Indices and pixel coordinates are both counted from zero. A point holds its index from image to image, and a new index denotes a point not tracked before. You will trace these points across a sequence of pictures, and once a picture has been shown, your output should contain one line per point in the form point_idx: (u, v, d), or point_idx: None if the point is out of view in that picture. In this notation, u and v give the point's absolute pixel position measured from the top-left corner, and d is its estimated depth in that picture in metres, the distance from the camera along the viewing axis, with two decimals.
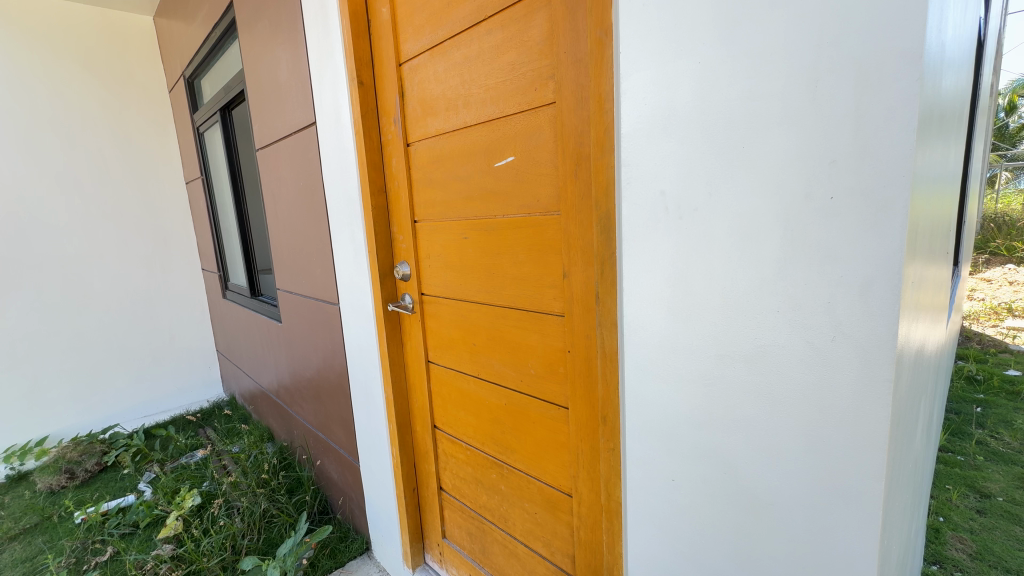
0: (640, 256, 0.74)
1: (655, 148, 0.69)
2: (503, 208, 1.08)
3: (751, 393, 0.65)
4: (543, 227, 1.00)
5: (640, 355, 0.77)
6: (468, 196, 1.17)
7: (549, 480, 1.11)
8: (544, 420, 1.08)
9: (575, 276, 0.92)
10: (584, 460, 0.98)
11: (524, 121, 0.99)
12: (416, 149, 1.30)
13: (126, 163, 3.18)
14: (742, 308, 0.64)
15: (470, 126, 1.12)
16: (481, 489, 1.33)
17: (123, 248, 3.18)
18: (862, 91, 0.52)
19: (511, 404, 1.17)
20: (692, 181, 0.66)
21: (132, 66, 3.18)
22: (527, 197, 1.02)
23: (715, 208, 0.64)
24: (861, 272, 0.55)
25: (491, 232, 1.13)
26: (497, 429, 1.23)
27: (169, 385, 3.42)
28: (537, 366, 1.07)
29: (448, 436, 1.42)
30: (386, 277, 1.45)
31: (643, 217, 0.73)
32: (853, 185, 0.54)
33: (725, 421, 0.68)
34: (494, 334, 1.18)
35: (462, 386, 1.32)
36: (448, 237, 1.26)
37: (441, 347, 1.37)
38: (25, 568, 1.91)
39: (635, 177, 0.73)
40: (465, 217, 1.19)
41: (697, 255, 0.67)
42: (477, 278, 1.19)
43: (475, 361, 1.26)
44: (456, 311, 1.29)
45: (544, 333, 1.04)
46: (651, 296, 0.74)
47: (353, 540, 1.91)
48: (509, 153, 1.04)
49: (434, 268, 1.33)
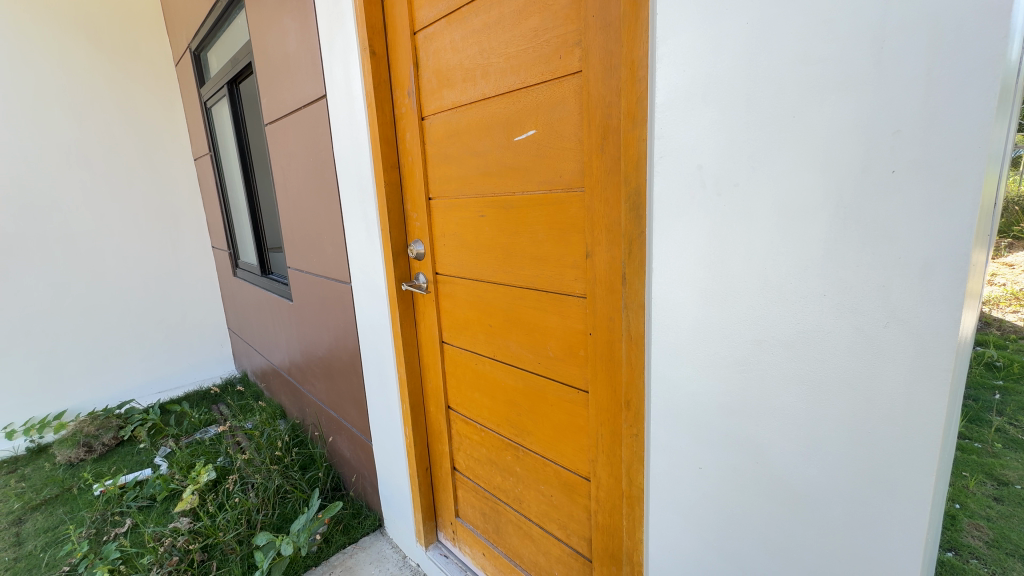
0: (674, 237, 0.71)
1: (693, 119, 0.65)
2: (523, 184, 1.04)
3: (790, 379, 0.62)
4: (564, 205, 0.95)
5: (671, 339, 0.74)
6: (486, 172, 1.12)
7: (566, 464, 1.09)
8: (562, 404, 1.07)
9: (598, 256, 0.89)
10: (604, 445, 0.96)
11: (545, 94, 0.94)
12: (430, 123, 1.26)
13: (134, 140, 3.15)
14: (785, 291, 0.61)
15: (488, 98, 1.07)
16: (495, 471, 1.32)
17: (132, 226, 3.17)
18: (933, 54, 0.47)
19: (529, 386, 1.15)
20: (733, 155, 0.62)
21: (138, 40, 3.13)
22: (548, 173, 0.97)
23: (758, 184, 0.61)
24: (921, 253, 0.51)
25: (509, 211, 1.09)
26: (514, 411, 1.21)
27: (182, 362, 3.46)
28: (555, 348, 1.05)
29: (462, 417, 1.41)
30: (399, 256, 1.42)
31: (678, 194, 0.69)
32: (918, 158, 0.50)
33: (759, 409, 0.66)
34: (511, 315, 1.15)
35: (477, 367, 1.30)
36: (464, 215, 1.22)
37: (455, 327, 1.34)
38: (47, 538, 1.95)
39: (669, 152, 0.69)
40: (483, 194, 1.15)
41: (735, 235, 0.64)
42: (492, 257, 1.16)
43: (490, 342, 1.23)
44: (471, 291, 1.26)
45: (564, 315, 1.01)
46: (682, 278, 0.71)
47: (365, 516, 1.93)
48: (530, 126, 0.99)
49: (449, 246, 1.30)
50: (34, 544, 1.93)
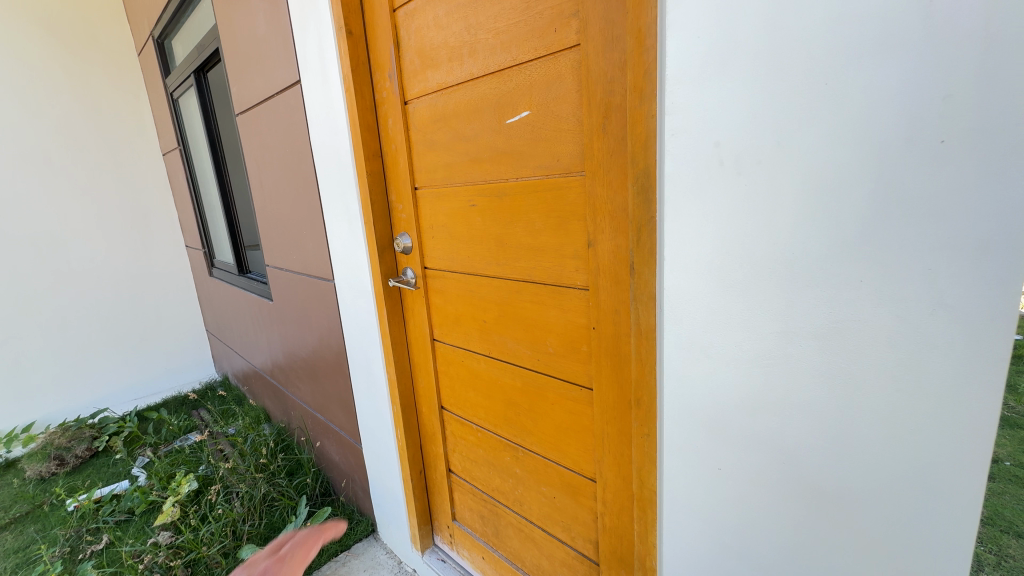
0: (688, 222, 0.65)
1: (709, 90, 0.59)
2: (516, 169, 0.97)
3: (821, 375, 0.57)
4: (563, 191, 0.89)
5: (685, 334, 0.69)
6: (475, 158, 1.05)
7: (569, 464, 1.04)
8: (564, 402, 1.01)
9: (601, 245, 0.83)
10: (610, 445, 0.92)
11: (540, 71, 0.87)
12: (414, 107, 1.18)
13: (96, 135, 2.98)
14: (816, 279, 0.55)
15: (476, 78, 1.00)
16: (494, 472, 1.27)
17: (99, 226, 3.00)
18: (991, 9, 0.42)
19: (528, 384, 1.09)
20: (755, 130, 0.57)
21: (97, 28, 2.95)
22: (545, 156, 0.91)
23: (785, 161, 0.55)
24: (972, 232, 0.46)
25: (502, 199, 1.02)
26: (512, 410, 1.15)
27: (158, 367, 3.32)
28: (556, 344, 0.99)
29: (457, 417, 1.34)
30: (385, 250, 1.34)
31: (692, 176, 0.63)
32: (972, 126, 0.44)
33: (787, 406, 0.61)
34: (506, 310, 1.09)
35: (472, 366, 1.24)
36: (453, 205, 1.14)
37: (447, 324, 1.28)
38: (17, 558, 1.84)
39: (683, 129, 0.63)
40: (473, 181, 1.07)
41: (758, 219, 0.58)
42: (485, 248, 1.09)
43: (485, 339, 1.17)
44: (463, 286, 1.19)
45: (564, 308, 0.95)
46: (696, 267, 0.65)
47: (357, 522, 1.85)
48: (524, 107, 0.92)
49: (437, 239, 1.23)
50: (4, 565, 1.82)
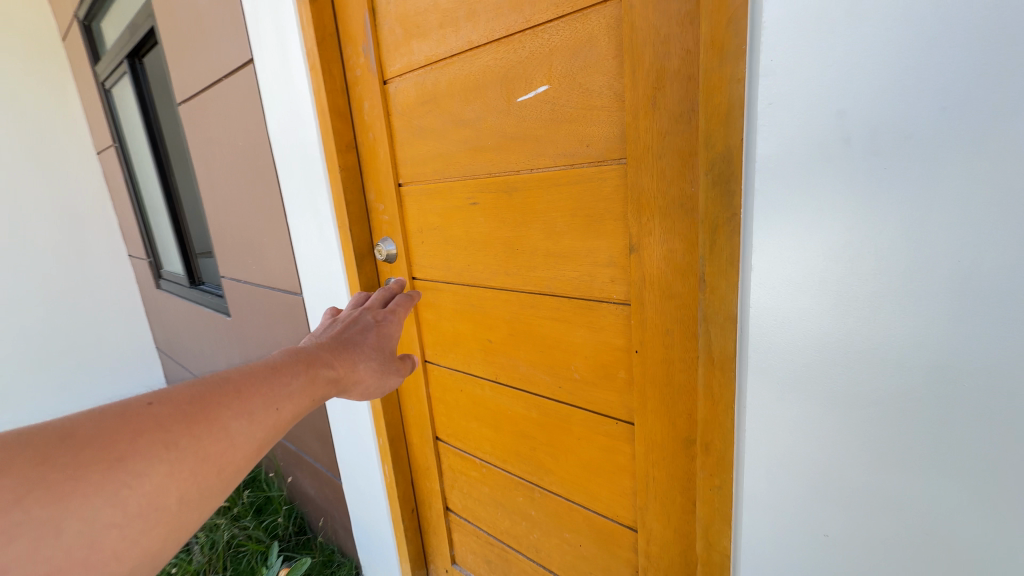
0: (790, 220, 0.49)
1: (834, 40, 0.43)
2: (530, 159, 0.79)
3: (993, 425, 0.42)
4: (595, 184, 0.72)
5: (779, 362, 0.54)
6: (476, 146, 0.87)
7: (600, 509, 0.88)
8: (594, 437, 0.85)
9: (649, 251, 0.67)
10: (657, 489, 0.76)
11: (564, 35, 0.70)
12: (395, 87, 0.98)
13: (15, 131, 2.60)
14: (993, 297, 0.40)
15: (475, 47, 0.81)
16: (502, 514, 1.09)
17: (23, 235, 2.64)
18: None
19: (546, 415, 0.92)
20: (906, 93, 0.41)
21: (11, 9, 2.57)
22: (569, 142, 0.73)
23: (952, 134, 0.40)
24: None
25: (512, 196, 0.84)
26: (525, 443, 0.98)
27: (102, 392, 2.97)
28: (583, 368, 0.83)
29: (455, 450, 1.16)
30: (364, 259, 1.14)
31: (799, 159, 0.47)
32: None
33: (931, 462, 0.46)
34: (518, 328, 0.91)
35: (474, 392, 1.05)
36: (448, 204, 0.95)
37: (442, 344, 1.09)
38: None
39: (787, 96, 0.47)
40: (473, 175, 0.89)
41: (903, 216, 0.43)
42: (489, 256, 0.91)
43: (490, 362, 0.99)
44: (462, 300, 1.00)
45: (595, 327, 0.78)
46: (800, 277, 0.50)
47: (339, 564, 1.62)
48: (540, 81, 0.74)
49: (428, 244, 1.03)
50: None
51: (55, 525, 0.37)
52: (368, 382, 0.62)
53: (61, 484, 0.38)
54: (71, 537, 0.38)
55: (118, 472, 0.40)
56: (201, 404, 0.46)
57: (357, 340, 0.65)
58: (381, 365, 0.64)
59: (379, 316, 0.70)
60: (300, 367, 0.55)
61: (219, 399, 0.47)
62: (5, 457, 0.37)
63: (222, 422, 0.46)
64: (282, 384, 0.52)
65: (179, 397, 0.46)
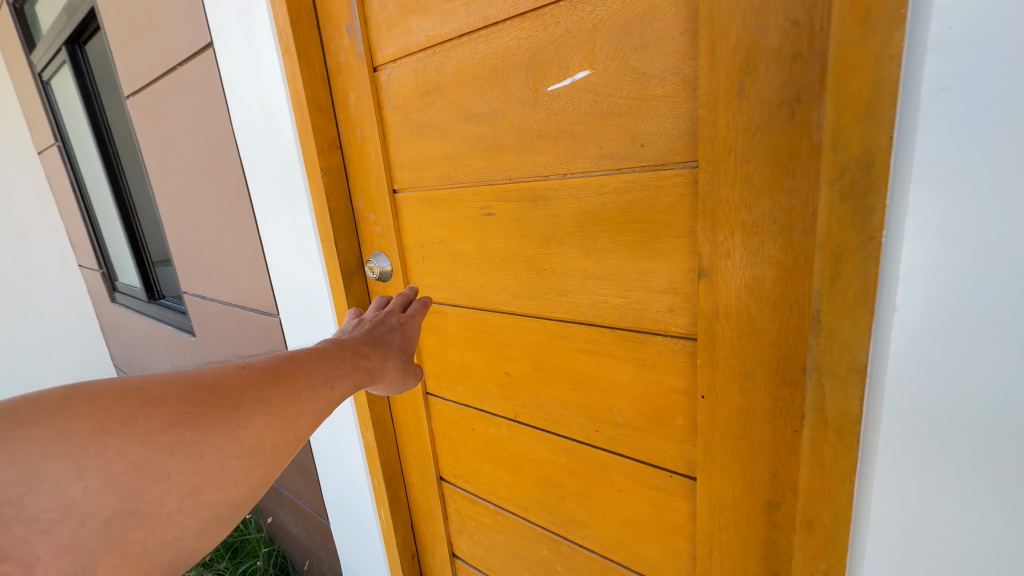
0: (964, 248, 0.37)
1: None
2: (564, 161, 0.65)
3: None
4: (651, 193, 0.59)
5: (930, 430, 0.41)
6: (493, 145, 0.72)
7: (646, 571, 0.75)
8: (640, 490, 0.72)
9: (726, 277, 0.54)
10: (724, 558, 0.63)
11: (614, 7, 0.56)
12: (389, 76, 0.82)
13: None
14: None
15: (493, 25, 0.66)
16: (521, 566, 0.95)
17: None
18: None
19: (578, 462, 0.78)
20: None
21: None
22: (617, 141, 0.59)
23: None
24: None
25: (539, 206, 0.69)
26: (551, 491, 0.84)
27: None
28: (627, 411, 0.69)
29: (464, 493, 1.02)
30: (352, 277, 0.98)
31: (987, 166, 0.35)
32: None
33: None
34: (544, 361, 0.77)
35: (488, 431, 0.91)
36: (456, 214, 0.80)
37: (448, 375, 0.94)
38: None
39: (977, 79, 0.34)
40: (489, 180, 0.74)
41: None
42: (508, 275, 0.77)
43: (509, 398, 0.85)
44: (473, 326, 0.85)
45: (645, 364, 0.65)
46: (973, 323, 0.37)
47: None
48: (581, 66, 0.60)
49: (430, 261, 0.88)
50: None
51: (191, 452, 0.39)
52: (400, 379, 0.60)
53: (197, 416, 0.40)
54: (206, 462, 0.40)
55: (232, 416, 0.42)
56: (281, 369, 0.47)
57: (391, 334, 0.63)
58: (405, 369, 0.61)
59: (401, 318, 0.68)
60: (345, 357, 0.54)
61: (293, 374, 0.47)
62: (154, 395, 0.39)
63: (296, 393, 0.46)
64: (334, 367, 0.52)
65: (264, 365, 0.47)
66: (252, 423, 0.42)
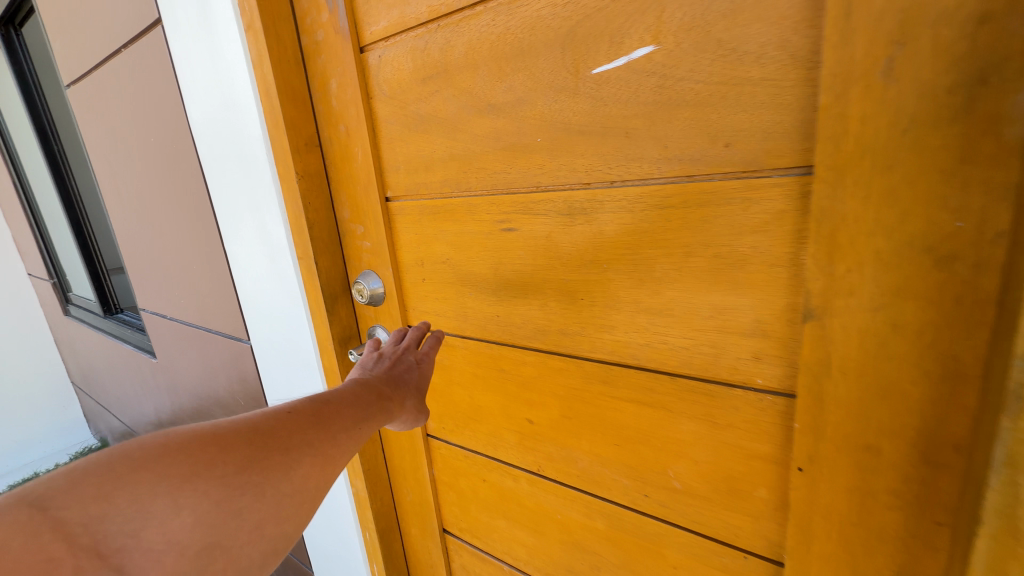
0: None
1: None
2: (613, 164, 0.51)
3: None
4: (735, 206, 0.45)
5: None
6: (514, 144, 0.57)
7: None
8: (700, 568, 0.58)
9: (846, 321, 0.40)
10: None
11: None
12: (379, 57, 0.66)
13: None
14: None
15: None
16: None
17: None
18: None
19: (619, 528, 0.65)
20: None
21: None
22: (689, 139, 0.45)
23: None
24: None
25: (577, 220, 0.55)
26: (582, 558, 0.70)
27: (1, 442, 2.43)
28: (688, 474, 0.56)
29: (471, 549, 0.87)
30: (336, 301, 0.82)
31: None
32: None
33: None
34: (577, 408, 0.63)
35: (503, 483, 0.76)
36: (465, 228, 0.65)
37: (454, 416, 0.79)
38: None
39: None
40: (509, 187, 0.59)
41: None
42: (533, 304, 0.62)
43: (530, 448, 0.71)
44: (486, 362, 0.71)
45: (716, 420, 0.52)
46: None
47: None
48: (641, 41, 0.46)
49: (431, 283, 0.73)
50: None
51: (262, 490, 0.37)
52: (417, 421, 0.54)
53: (270, 454, 0.39)
54: (269, 501, 0.37)
55: (289, 459, 0.39)
56: (324, 407, 0.44)
57: (414, 365, 0.58)
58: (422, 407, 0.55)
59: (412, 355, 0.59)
60: (371, 398, 0.49)
61: (334, 417, 0.44)
62: (228, 439, 0.38)
63: (336, 439, 0.43)
64: (363, 410, 0.47)
65: (304, 407, 0.44)
66: (311, 458, 0.40)
